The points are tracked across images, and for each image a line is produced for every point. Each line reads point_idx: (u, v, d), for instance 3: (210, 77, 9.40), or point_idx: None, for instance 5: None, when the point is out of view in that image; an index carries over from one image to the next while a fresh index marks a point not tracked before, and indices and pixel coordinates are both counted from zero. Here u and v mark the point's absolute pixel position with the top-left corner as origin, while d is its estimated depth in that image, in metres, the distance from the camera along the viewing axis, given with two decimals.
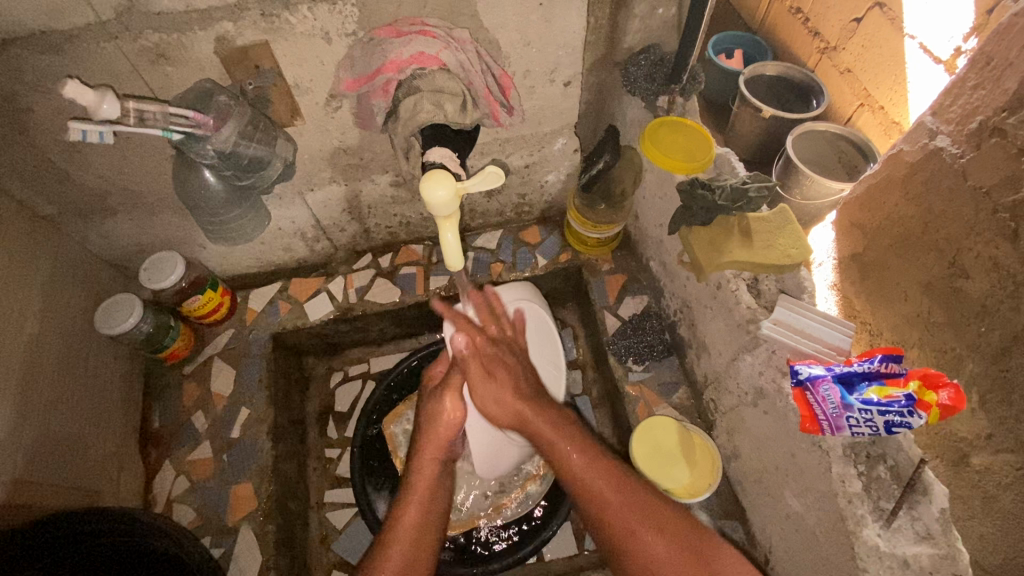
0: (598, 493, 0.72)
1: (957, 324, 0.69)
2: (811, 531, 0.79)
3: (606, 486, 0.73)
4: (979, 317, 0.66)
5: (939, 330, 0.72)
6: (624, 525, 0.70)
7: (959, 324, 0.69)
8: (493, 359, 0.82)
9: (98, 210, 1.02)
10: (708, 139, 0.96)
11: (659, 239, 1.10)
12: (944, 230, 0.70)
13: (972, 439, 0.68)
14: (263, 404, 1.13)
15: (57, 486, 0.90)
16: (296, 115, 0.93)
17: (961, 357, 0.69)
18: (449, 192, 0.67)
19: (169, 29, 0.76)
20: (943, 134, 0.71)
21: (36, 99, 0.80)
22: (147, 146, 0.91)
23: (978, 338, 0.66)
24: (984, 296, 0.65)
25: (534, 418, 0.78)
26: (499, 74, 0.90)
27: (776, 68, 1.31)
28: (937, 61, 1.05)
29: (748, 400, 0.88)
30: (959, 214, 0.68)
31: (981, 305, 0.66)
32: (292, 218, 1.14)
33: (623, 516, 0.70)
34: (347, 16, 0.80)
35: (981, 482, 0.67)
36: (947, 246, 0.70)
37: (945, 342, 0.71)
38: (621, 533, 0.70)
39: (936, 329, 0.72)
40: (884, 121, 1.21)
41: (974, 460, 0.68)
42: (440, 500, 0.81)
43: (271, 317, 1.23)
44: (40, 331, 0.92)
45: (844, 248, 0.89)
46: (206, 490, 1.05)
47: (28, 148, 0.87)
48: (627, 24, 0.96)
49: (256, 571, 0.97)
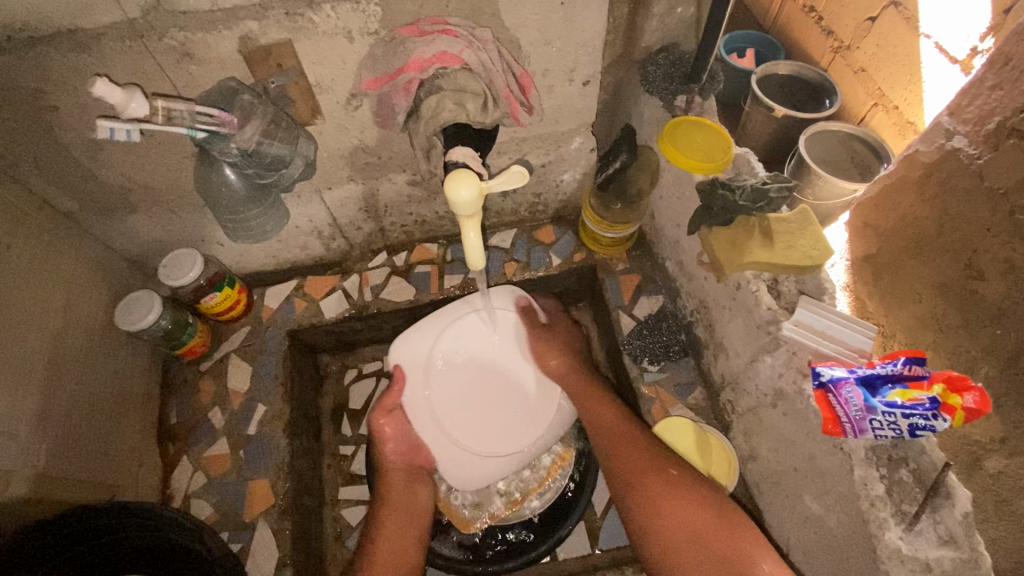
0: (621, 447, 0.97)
1: (972, 326, 0.69)
2: (831, 533, 0.78)
3: (628, 443, 0.96)
4: (996, 320, 0.66)
5: (952, 331, 0.72)
6: (647, 477, 0.92)
7: (974, 326, 0.69)
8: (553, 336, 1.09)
9: (119, 207, 1.03)
10: (727, 139, 0.95)
11: (676, 239, 1.10)
12: (960, 231, 0.70)
13: (986, 443, 0.68)
14: (280, 401, 1.14)
15: (79, 482, 0.92)
16: (316, 114, 0.93)
17: (975, 359, 0.69)
18: (473, 192, 0.67)
19: (194, 29, 0.76)
20: (959, 134, 0.70)
21: (62, 97, 0.81)
22: (169, 144, 0.92)
23: (993, 340, 0.66)
24: (1000, 299, 0.65)
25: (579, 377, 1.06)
26: (519, 73, 0.90)
27: (788, 67, 1.30)
28: (953, 61, 1.04)
29: (767, 402, 0.88)
30: (974, 217, 0.68)
31: (998, 307, 0.66)
32: (310, 216, 1.15)
33: (636, 457, 0.94)
34: (370, 15, 0.80)
35: (995, 486, 0.66)
36: (962, 249, 0.70)
37: (961, 345, 0.70)
38: (642, 487, 0.92)
39: (950, 332, 0.72)
40: (897, 121, 1.21)
41: (988, 464, 0.67)
42: (416, 504, 1.02)
43: (287, 315, 1.23)
44: (62, 328, 0.93)
45: (857, 249, 0.88)
46: (223, 485, 1.06)
47: (52, 146, 0.87)
48: (646, 23, 0.96)
49: (273, 566, 0.98)
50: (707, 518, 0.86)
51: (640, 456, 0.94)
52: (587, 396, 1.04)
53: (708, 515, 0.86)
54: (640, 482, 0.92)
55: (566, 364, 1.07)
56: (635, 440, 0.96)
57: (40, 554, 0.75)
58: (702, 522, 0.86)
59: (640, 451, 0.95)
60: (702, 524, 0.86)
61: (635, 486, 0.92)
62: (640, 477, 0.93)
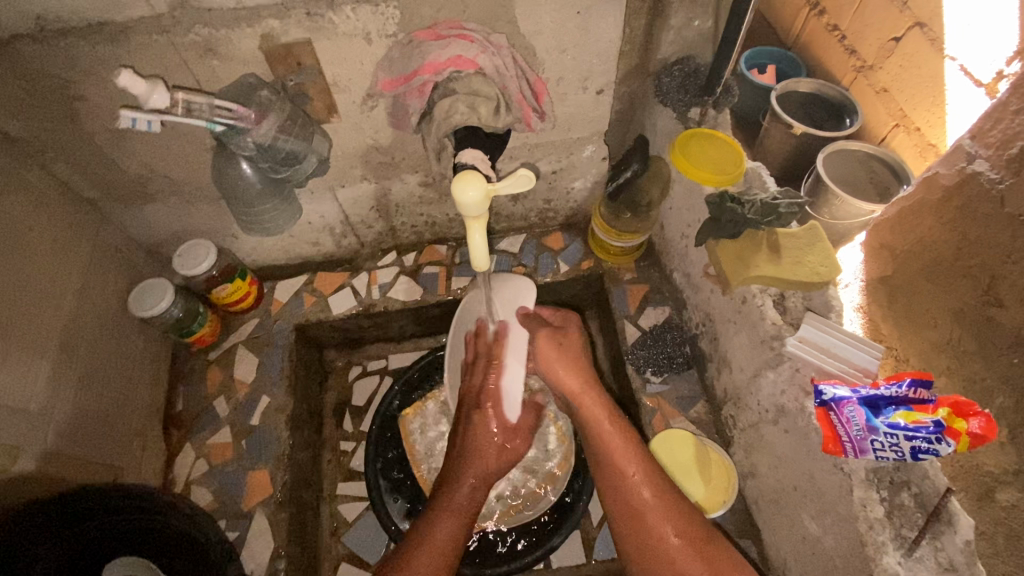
0: (637, 503, 0.77)
1: (990, 353, 0.67)
2: (828, 555, 0.77)
3: (646, 492, 0.77)
4: (1015, 347, 0.64)
5: (968, 359, 0.70)
6: (661, 531, 0.74)
7: (991, 353, 0.67)
8: (548, 351, 0.89)
9: (138, 196, 1.05)
10: (740, 153, 0.95)
11: (684, 250, 1.10)
12: (979, 257, 0.69)
13: (999, 474, 0.66)
14: (284, 394, 1.15)
15: (87, 462, 0.94)
16: (332, 112, 0.95)
17: (992, 389, 0.67)
18: (480, 193, 0.67)
19: (219, 25, 0.79)
20: (982, 158, 0.69)
21: (89, 87, 0.84)
22: (190, 136, 0.94)
23: (1010, 369, 0.64)
24: (1018, 326, 0.64)
25: (586, 397, 0.86)
26: (534, 80, 0.91)
27: (809, 85, 1.30)
28: (978, 84, 1.03)
29: (769, 417, 0.87)
30: (998, 241, 0.66)
31: (1017, 335, 0.63)
32: (322, 212, 1.17)
33: (648, 506, 0.76)
34: (388, 17, 0.82)
35: (1008, 520, 0.64)
36: (982, 274, 0.68)
37: (976, 372, 0.69)
38: (661, 548, 0.73)
39: (967, 358, 0.70)
40: (919, 143, 1.20)
41: (1000, 497, 0.66)
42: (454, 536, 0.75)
43: (295, 309, 1.25)
44: (78, 310, 0.96)
45: (871, 270, 0.88)
46: (224, 473, 1.07)
47: (77, 134, 0.90)
48: (662, 35, 0.97)
49: (267, 557, 0.99)
50: (689, 552, 0.72)
51: (660, 509, 0.76)
52: (597, 419, 0.85)
53: (689, 552, 0.72)
54: (661, 548, 0.73)
55: (578, 381, 0.87)
56: (650, 483, 0.78)
57: (72, 518, 0.78)
58: (685, 562, 0.71)
59: (660, 502, 0.77)
60: (684, 566, 0.71)
61: (651, 549, 0.73)
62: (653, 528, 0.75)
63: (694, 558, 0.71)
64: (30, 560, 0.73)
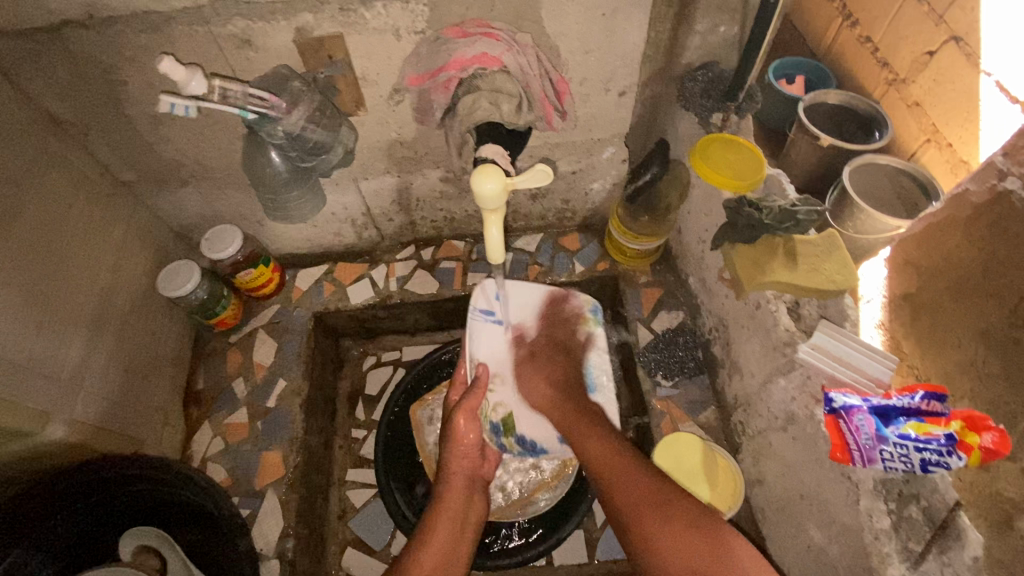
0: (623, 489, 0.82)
1: (1014, 377, 0.65)
2: (833, 566, 0.76)
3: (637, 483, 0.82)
4: None
5: (991, 381, 0.68)
6: (647, 510, 0.78)
7: (1014, 377, 0.65)
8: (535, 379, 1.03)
9: (171, 180, 1.10)
10: (761, 159, 0.95)
11: (701, 255, 1.10)
12: (1007, 277, 0.67)
13: None
14: (300, 378, 1.18)
15: (115, 432, 0.98)
16: (360, 106, 0.98)
17: (1015, 414, 0.65)
18: (498, 186, 0.69)
19: (255, 18, 0.82)
20: (1013, 176, 0.67)
21: (131, 73, 0.88)
22: (222, 123, 0.98)
23: None
24: None
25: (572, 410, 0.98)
26: (557, 80, 0.95)
27: (839, 97, 1.28)
28: (1014, 101, 1.01)
29: (778, 425, 0.87)
30: None
31: None
32: (345, 204, 1.21)
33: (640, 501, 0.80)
34: (417, 14, 0.84)
35: None
36: (1009, 295, 0.66)
37: (998, 396, 0.67)
38: (651, 534, 0.76)
39: (989, 381, 0.69)
40: (952, 159, 1.17)
41: None
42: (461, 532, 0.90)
43: (315, 297, 1.28)
44: (110, 287, 1.00)
45: (895, 287, 0.87)
46: (239, 452, 1.10)
47: (118, 117, 0.95)
48: (687, 40, 0.97)
49: (275, 537, 1.01)
50: (678, 530, 0.74)
51: (652, 500, 0.79)
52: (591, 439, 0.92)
53: (681, 529, 0.75)
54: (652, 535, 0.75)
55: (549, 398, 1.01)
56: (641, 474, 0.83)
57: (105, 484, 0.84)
58: (684, 541, 0.73)
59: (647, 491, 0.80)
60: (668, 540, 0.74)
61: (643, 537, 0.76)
62: (653, 527, 0.76)
63: (685, 532, 0.74)
64: (53, 524, 0.78)
